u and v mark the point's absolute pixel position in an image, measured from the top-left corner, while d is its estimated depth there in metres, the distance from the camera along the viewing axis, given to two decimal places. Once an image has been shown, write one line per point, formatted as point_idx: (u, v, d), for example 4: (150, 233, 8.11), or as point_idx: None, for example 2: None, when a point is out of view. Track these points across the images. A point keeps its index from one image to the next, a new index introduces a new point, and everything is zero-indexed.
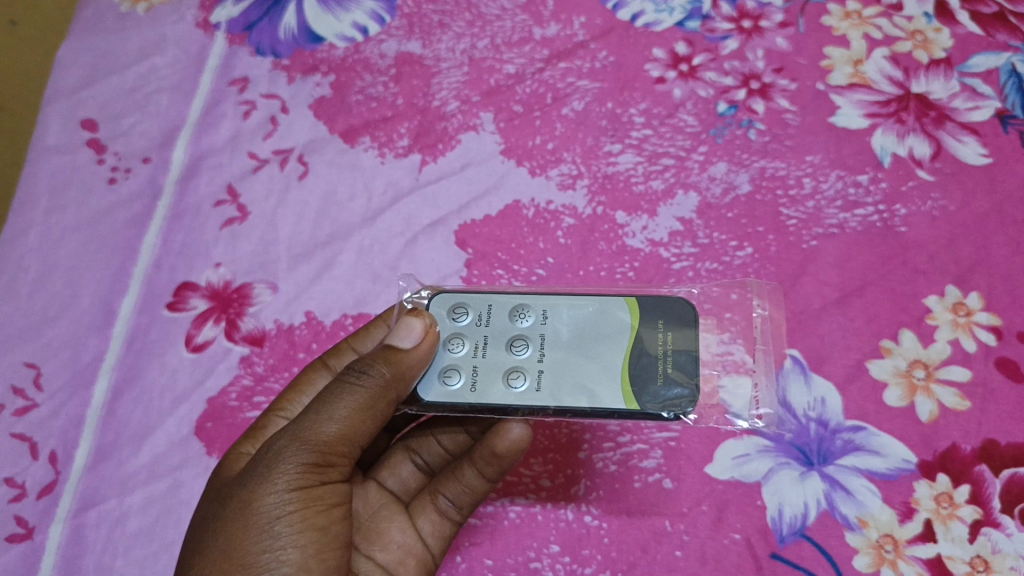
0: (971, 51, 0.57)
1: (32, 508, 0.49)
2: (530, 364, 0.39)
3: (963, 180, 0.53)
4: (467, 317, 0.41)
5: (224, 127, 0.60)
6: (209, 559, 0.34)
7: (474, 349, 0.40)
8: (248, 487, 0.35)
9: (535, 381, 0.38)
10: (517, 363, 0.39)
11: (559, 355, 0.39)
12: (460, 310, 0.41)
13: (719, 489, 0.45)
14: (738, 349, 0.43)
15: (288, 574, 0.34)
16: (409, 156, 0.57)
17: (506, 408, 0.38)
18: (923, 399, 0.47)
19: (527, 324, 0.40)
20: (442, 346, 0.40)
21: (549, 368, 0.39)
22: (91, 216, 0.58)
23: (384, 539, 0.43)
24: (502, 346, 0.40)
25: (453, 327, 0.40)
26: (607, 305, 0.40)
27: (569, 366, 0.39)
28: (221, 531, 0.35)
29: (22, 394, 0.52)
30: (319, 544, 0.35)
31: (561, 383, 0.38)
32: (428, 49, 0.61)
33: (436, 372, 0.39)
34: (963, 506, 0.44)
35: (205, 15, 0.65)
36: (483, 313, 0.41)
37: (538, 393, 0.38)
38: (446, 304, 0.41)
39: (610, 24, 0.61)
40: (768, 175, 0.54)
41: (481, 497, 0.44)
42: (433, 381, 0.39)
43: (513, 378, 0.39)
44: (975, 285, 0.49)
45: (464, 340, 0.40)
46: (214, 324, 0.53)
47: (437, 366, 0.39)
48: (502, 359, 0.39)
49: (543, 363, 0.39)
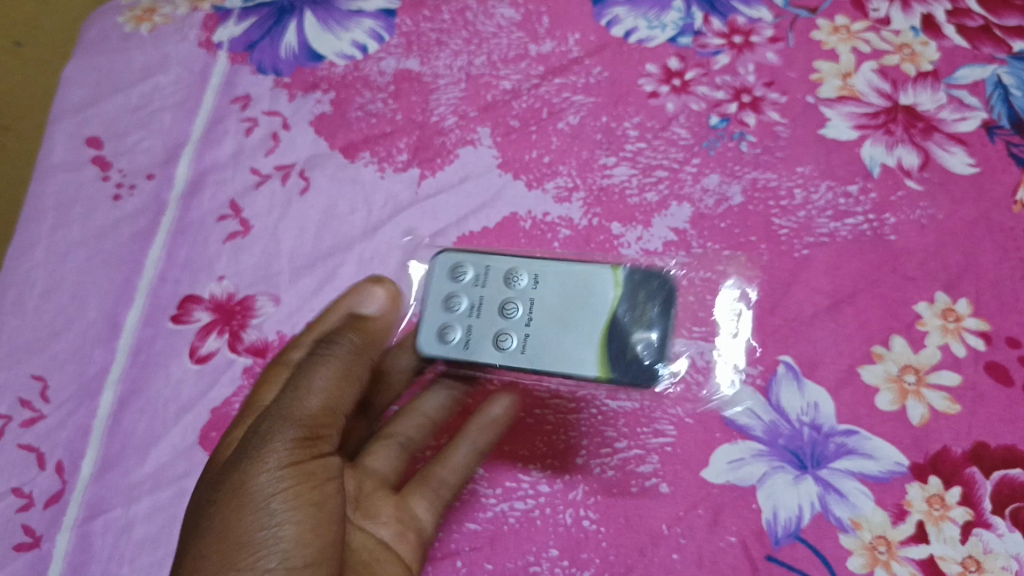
0: (958, 63, 0.59)
1: (39, 517, 0.49)
2: (518, 326, 0.47)
3: (951, 190, 0.54)
4: (465, 277, 0.49)
5: (227, 143, 0.61)
6: (206, 541, 0.39)
7: (471, 307, 0.48)
8: (238, 471, 0.40)
9: (521, 342, 0.46)
10: (507, 323, 0.47)
11: (545, 317, 0.47)
12: (460, 270, 0.49)
13: (715, 492, 0.46)
14: (730, 356, 0.49)
15: (284, 547, 0.39)
16: (408, 170, 0.59)
17: (492, 360, 0.46)
18: (914, 403, 0.47)
19: (520, 286, 0.48)
20: (443, 302, 0.48)
21: (536, 330, 0.47)
22: (97, 231, 0.59)
23: (378, 517, 0.46)
24: (496, 305, 0.48)
25: (453, 285, 0.49)
26: (595, 277, 0.47)
27: (554, 328, 0.47)
28: (216, 516, 0.39)
29: (29, 406, 0.53)
30: (314, 517, 0.41)
31: (546, 342, 0.46)
32: (426, 66, 0.63)
33: (437, 323, 0.48)
34: (955, 507, 0.45)
35: (208, 35, 0.66)
36: (480, 274, 0.49)
37: (523, 352, 0.46)
38: (448, 264, 0.49)
39: (604, 40, 0.62)
40: (759, 187, 0.55)
41: (473, 463, 0.48)
42: (433, 329, 0.47)
43: (503, 337, 0.47)
44: (963, 291, 0.50)
45: (463, 297, 0.48)
46: (217, 335, 0.54)
47: (438, 320, 0.48)
48: (495, 318, 0.47)
49: (529, 324, 0.47)
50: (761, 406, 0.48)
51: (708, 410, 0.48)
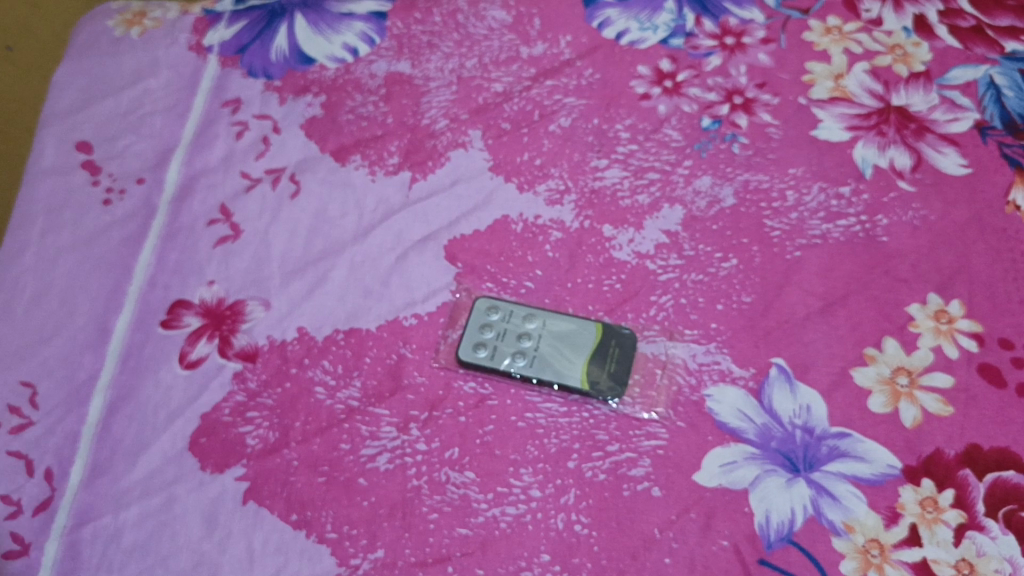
0: (950, 63, 0.59)
1: (27, 524, 0.49)
2: (529, 350, 0.49)
3: (944, 191, 0.54)
4: (497, 315, 0.51)
5: (217, 147, 0.61)
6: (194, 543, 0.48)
7: (499, 333, 0.50)
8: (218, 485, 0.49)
9: (532, 363, 0.49)
10: (523, 347, 0.49)
11: (551, 347, 0.49)
12: (492, 309, 0.51)
13: (707, 496, 0.46)
14: (724, 357, 0.49)
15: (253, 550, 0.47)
16: (399, 173, 0.58)
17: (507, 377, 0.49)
18: (907, 405, 0.47)
19: (534, 326, 0.50)
20: (476, 328, 0.51)
21: (544, 354, 0.49)
22: (86, 236, 0.59)
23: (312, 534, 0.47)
24: (517, 334, 0.50)
25: (487, 319, 0.51)
26: (584, 333, 0.50)
27: (556, 355, 0.49)
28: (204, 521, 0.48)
29: (18, 412, 0.53)
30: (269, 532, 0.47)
31: (549, 366, 0.49)
32: (417, 69, 0.63)
33: (471, 344, 0.50)
34: (948, 510, 0.44)
35: (199, 39, 0.66)
36: (509, 313, 0.51)
37: (532, 370, 0.49)
38: (483, 305, 0.51)
39: (596, 42, 0.62)
40: (751, 188, 0.55)
41: (460, 467, 0.48)
42: (467, 348, 0.50)
43: (518, 358, 0.49)
44: (956, 293, 0.50)
45: (493, 327, 0.50)
46: (207, 340, 0.54)
47: (472, 340, 0.50)
48: (514, 342, 0.50)
49: (540, 350, 0.49)
50: (754, 409, 0.48)
51: (700, 413, 0.48)
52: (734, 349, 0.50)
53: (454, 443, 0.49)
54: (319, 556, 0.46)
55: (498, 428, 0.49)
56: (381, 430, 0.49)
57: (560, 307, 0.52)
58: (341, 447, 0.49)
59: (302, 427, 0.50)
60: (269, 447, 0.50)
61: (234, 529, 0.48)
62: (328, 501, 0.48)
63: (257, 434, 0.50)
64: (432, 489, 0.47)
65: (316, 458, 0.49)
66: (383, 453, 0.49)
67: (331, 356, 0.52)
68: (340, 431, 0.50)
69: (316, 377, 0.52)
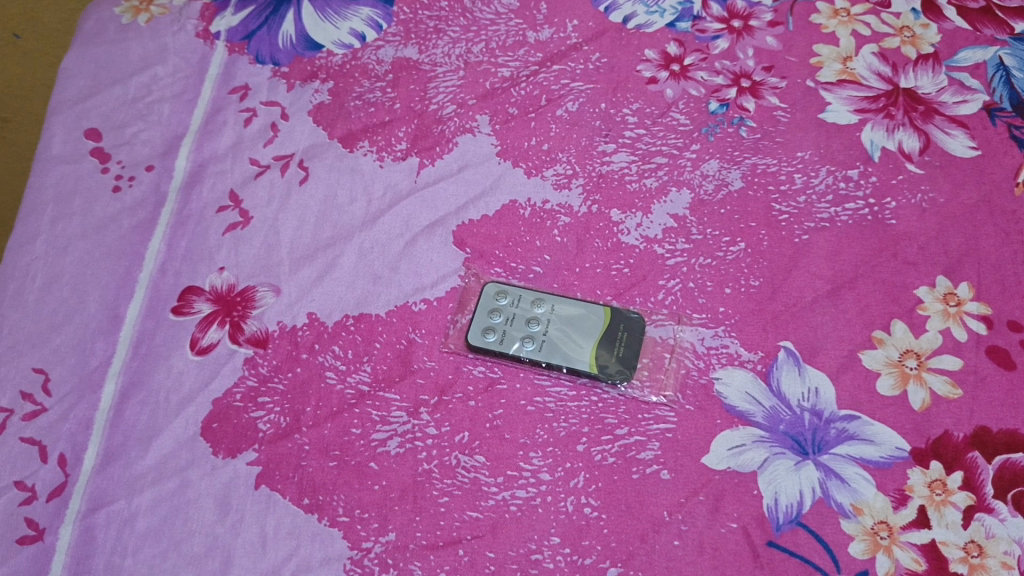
0: (959, 45, 0.59)
1: (42, 510, 0.50)
2: (538, 335, 0.50)
3: (952, 173, 0.54)
4: (506, 300, 0.51)
5: (226, 134, 0.61)
6: (208, 528, 0.48)
7: (507, 318, 0.50)
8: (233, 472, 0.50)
9: (540, 348, 0.49)
10: (532, 331, 0.50)
11: (558, 331, 0.50)
12: (502, 294, 0.51)
13: (716, 479, 0.46)
14: (732, 341, 0.50)
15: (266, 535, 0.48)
16: (407, 159, 0.59)
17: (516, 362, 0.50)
18: (915, 388, 0.47)
19: (542, 311, 0.50)
20: (485, 312, 0.51)
21: (552, 339, 0.50)
22: (96, 224, 0.59)
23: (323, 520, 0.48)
24: (525, 319, 0.50)
25: (495, 304, 0.51)
26: (593, 317, 0.50)
27: (564, 340, 0.49)
28: (220, 507, 0.49)
29: (31, 400, 0.53)
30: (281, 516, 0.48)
31: (556, 351, 0.49)
32: (424, 54, 0.63)
33: (480, 328, 0.50)
34: (956, 492, 0.45)
35: (205, 25, 0.66)
36: (517, 297, 0.51)
37: (540, 356, 0.49)
38: (492, 290, 0.52)
39: (602, 26, 0.62)
40: (759, 172, 0.55)
41: (469, 452, 0.48)
42: (477, 333, 0.50)
43: (526, 343, 0.49)
44: (964, 276, 0.50)
45: (502, 312, 0.51)
46: (218, 327, 0.54)
47: (481, 324, 0.50)
48: (522, 327, 0.50)
49: (548, 335, 0.50)
50: (762, 392, 0.48)
51: (709, 396, 0.48)
52: (743, 332, 0.50)
53: (464, 427, 0.49)
54: (331, 540, 0.47)
55: (508, 412, 0.49)
56: (391, 415, 0.50)
57: (568, 291, 0.52)
58: (351, 431, 0.50)
59: (313, 411, 0.50)
60: (280, 432, 0.50)
61: (246, 513, 0.48)
62: (339, 485, 0.48)
63: (268, 419, 0.51)
64: (442, 473, 0.48)
65: (327, 443, 0.50)
66: (393, 438, 0.49)
67: (341, 342, 0.52)
68: (351, 416, 0.50)
69: (327, 362, 0.52)
